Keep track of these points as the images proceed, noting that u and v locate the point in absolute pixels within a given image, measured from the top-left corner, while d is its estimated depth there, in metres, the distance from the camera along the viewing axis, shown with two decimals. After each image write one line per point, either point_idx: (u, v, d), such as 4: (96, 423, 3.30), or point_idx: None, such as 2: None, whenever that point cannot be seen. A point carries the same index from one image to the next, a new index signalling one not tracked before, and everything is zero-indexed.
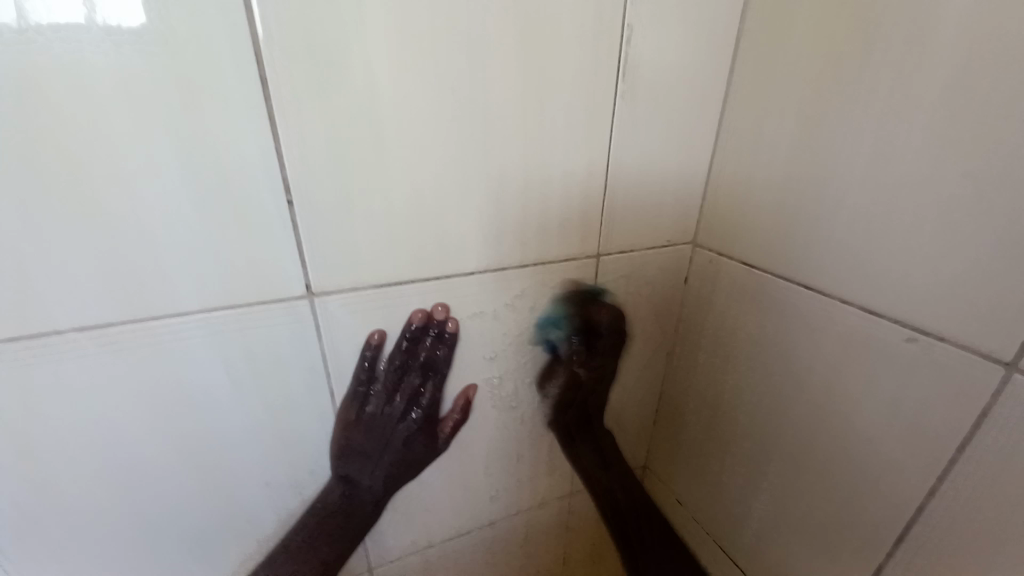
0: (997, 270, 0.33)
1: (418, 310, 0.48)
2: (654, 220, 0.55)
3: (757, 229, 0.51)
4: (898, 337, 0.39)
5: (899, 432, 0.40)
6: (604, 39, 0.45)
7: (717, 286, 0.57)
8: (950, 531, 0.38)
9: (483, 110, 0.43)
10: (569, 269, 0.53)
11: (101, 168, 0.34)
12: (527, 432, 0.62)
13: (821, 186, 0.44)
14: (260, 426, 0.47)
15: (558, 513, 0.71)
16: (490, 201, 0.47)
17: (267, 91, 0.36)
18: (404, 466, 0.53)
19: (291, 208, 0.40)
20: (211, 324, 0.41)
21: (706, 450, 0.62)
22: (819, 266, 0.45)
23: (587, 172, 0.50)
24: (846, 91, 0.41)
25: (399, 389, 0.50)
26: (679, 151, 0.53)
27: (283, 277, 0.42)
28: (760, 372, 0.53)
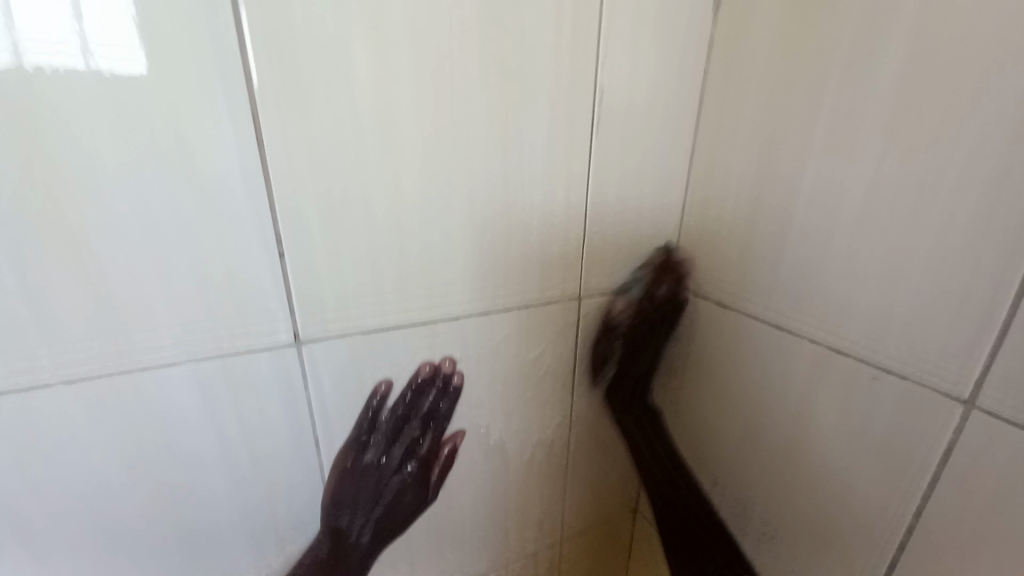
0: (948, 308, 0.36)
1: (426, 361, 0.50)
2: (630, 263, 0.58)
3: (730, 270, 0.54)
4: (865, 372, 0.43)
5: (872, 464, 0.43)
6: (578, 96, 0.49)
7: (694, 327, 0.59)
8: (930, 555, 0.40)
9: (467, 162, 0.46)
10: (552, 310, 0.55)
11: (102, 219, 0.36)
12: (514, 476, 0.61)
13: (786, 229, 0.48)
14: (241, 474, 0.46)
15: (546, 564, 0.69)
16: (474, 246, 0.49)
17: (264, 146, 0.39)
18: (393, 518, 0.53)
19: (282, 257, 0.41)
20: (197, 371, 0.41)
21: (690, 492, 0.62)
22: (790, 305, 0.48)
23: (565, 218, 0.52)
24: (800, 144, 0.45)
25: (399, 440, 0.51)
26: (652, 197, 0.56)
27: (271, 324, 0.43)
28: (740, 410, 0.55)
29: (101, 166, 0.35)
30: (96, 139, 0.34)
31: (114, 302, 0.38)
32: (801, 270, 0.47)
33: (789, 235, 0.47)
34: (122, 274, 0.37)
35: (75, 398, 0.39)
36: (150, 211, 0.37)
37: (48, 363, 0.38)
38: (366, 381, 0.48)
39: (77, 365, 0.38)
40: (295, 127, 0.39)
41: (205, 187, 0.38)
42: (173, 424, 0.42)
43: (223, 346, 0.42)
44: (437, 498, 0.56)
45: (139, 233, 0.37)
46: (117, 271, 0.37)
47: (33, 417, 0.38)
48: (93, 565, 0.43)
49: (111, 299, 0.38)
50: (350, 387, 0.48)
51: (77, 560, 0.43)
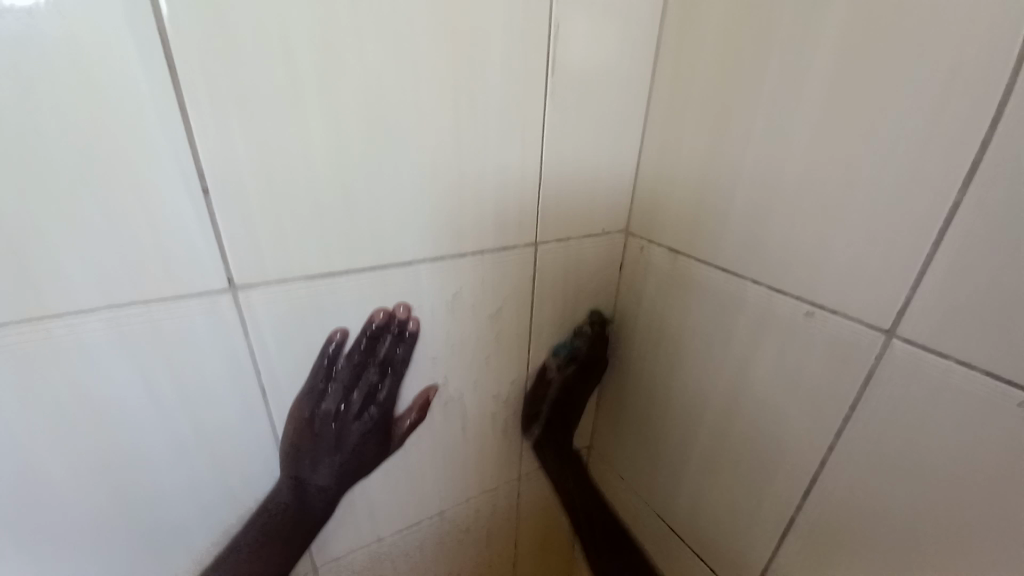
0: (878, 246, 0.37)
1: (380, 308, 0.49)
2: (586, 213, 0.57)
3: (681, 218, 0.54)
4: (800, 310, 0.44)
5: (803, 398, 0.45)
6: (531, 30, 0.45)
7: (645, 273, 0.60)
8: (845, 479, 0.43)
9: (411, 96, 0.42)
10: (507, 260, 0.54)
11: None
12: (471, 424, 0.61)
13: (734, 177, 0.47)
14: (183, 434, 0.44)
15: (505, 504, 0.72)
16: (422, 190, 0.46)
17: (170, 67, 0.34)
18: (356, 465, 0.53)
19: (205, 195, 0.37)
20: (121, 321, 0.38)
21: (642, 431, 0.65)
22: (734, 250, 0.48)
23: (520, 164, 0.50)
24: (751, 88, 0.45)
25: (357, 387, 0.50)
26: (609, 144, 0.55)
27: (200, 271, 0.39)
28: (687, 353, 0.56)
29: None
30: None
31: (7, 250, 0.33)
32: (745, 217, 0.47)
33: (737, 182, 0.47)
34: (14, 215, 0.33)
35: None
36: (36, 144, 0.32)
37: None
38: (314, 332, 0.46)
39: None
40: (203, 44, 0.34)
41: (108, 114, 0.33)
42: (98, 380, 0.39)
43: (145, 296, 0.38)
44: (406, 445, 0.57)
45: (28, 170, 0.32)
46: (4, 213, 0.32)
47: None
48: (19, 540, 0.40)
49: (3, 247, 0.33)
50: (294, 338, 0.45)
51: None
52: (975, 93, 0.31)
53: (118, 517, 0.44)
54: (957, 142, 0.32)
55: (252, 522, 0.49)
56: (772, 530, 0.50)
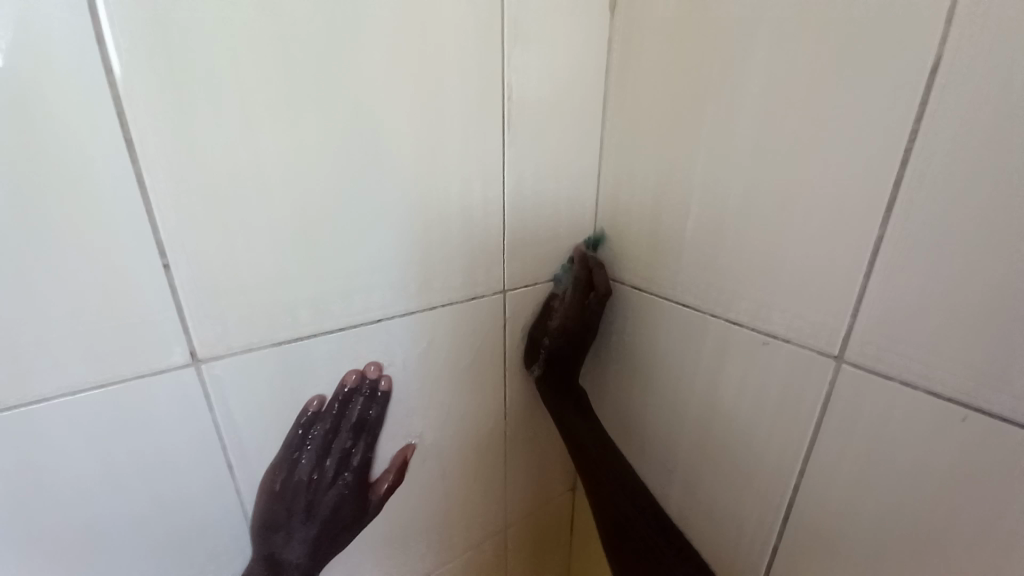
0: (821, 276, 0.40)
1: (352, 369, 0.48)
2: (551, 255, 0.59)
3: (640, 258, 0.57)
4: (757, 339, 0.46)
5: (771, 422, 0.46)
6: (487, 95, 0.49)
7: (611, 311, 0.62)
8: (818, 498, 0.44)
9: (375, 159, 0.44)
10: (478, 307, 0.55)
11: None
12: (451, 475, 0.60)
13: (684, 217, 0.51)
14: (145, 520, 0.41)
15: (493, 555, 0.70)
16: (391, 246, 0.47)
17: (129, 145, 0.34)
18: (332, 535, 0.50)
19: (168, 269, 0.37)
20: (76, 405, 0.36)
21: (623, 470, 0.65)
22: (691, 285, 0.51)
23: (486, 216, 0.53)
24: (691, 136, 0.48)
25: (330, 453, 0.48)
26: (568, 191, 0.58)
27: (159, 345, 0.38)
28: (659, 387, 0.57)
29: None
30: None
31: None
32: (699, 253, 0.50)
33: (688, 222, 0.50)
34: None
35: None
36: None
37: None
38: (283, 397, 0.45)
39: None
40: (166, 120, 0.35)
41: (62, 195, 0.33)
42: (50, 471, 0.37)
43: (103, 376, 0.37)
44: (386, 508, 0.55)
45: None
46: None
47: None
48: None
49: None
50: (261, 405, 0.44)
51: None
52: (883, 138, 0.35)
53: None
54: (873, 181, 0.36)
55: None
56: (757, 556, 0.50)
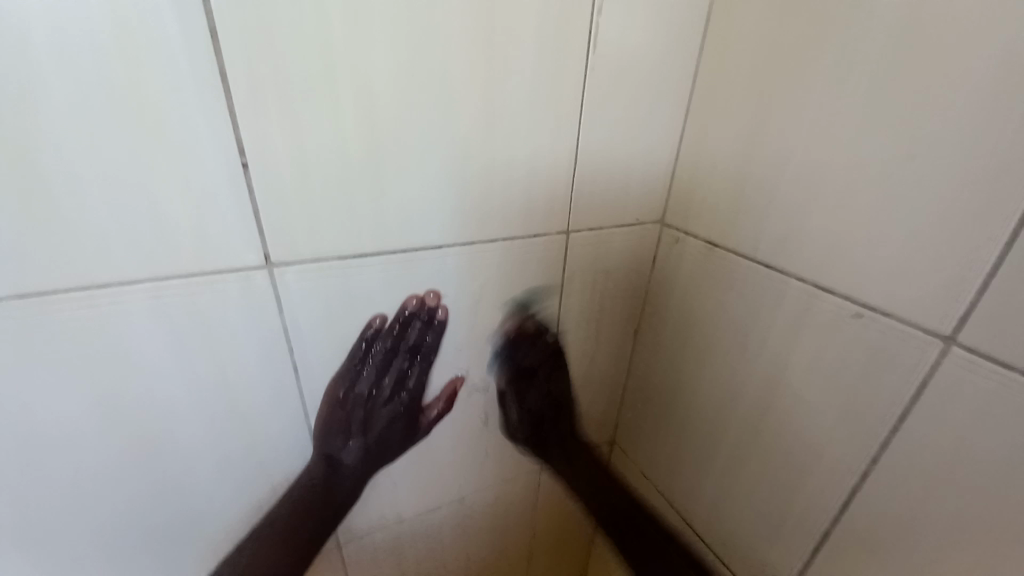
0: (940, 245, 0.34)
1: (411, 295, 0.49)
2: (618, 205, 0.55)
3: (719, 212, 0.52)
4: (847, 311, 0.41)
5: (843, 404, 0.42)
6: (571, 17, 0.44)
7: (677, 266, 0.58)
8: (884, 490, 0.40)
9: (445, 78, 0.42)
10: (537, 249, 0.53)
11: (26, 127, 0.32)
12: (491, 411, 0.61)
13: (781, 167, 0.44)
14: (216, 407, 0.45)
15: (525, 493, 0.72)
16: (455, 175, 0.46)
17: (213, 47, 0.34)
18: (383, 447, 0.54)
19: (245, 172, 0.38)
20: (162, 293, 0.40)
21: (667, 433, 0.63)
22: (776, 245, 0.46)
23: (554, 154, 0.50)
24: (801, 73, 0.42)
25: (388, 372, 0.51)
26: (645, 134, 0.53)
27: (234, 246, 0.40)
28: (719, 352, 0.54)
29: (27, 68, 0.31)
30: (3, 27, 0.30)
31: (48, 223, 0.35)
32: (791, 210, 0.44)
33: (783, 173, 0.44)
34: (63, 190, 0.34)
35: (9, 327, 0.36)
36: (78, 118, 0.33)
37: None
38: (343, 313, 0.47)
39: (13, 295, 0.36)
40: (247, 24, 0.35)
41: (153, 94, 0.34)
42: (138, 352, 0.41)
43: (186, 271, 0.39)
44: (432, 433, 0.58)
45: (74, 143, 0.33)
46: (48, 185, 0.34)
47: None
48: (64, 497, 0.42)
49: (44, 220, 0.35)
50: (323, 316, 0.46)
51: (34, 499, 0.41)
52: None
53: (154, 483, 0.45)
54: None
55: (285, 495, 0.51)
56: (801, 540, 0.48)
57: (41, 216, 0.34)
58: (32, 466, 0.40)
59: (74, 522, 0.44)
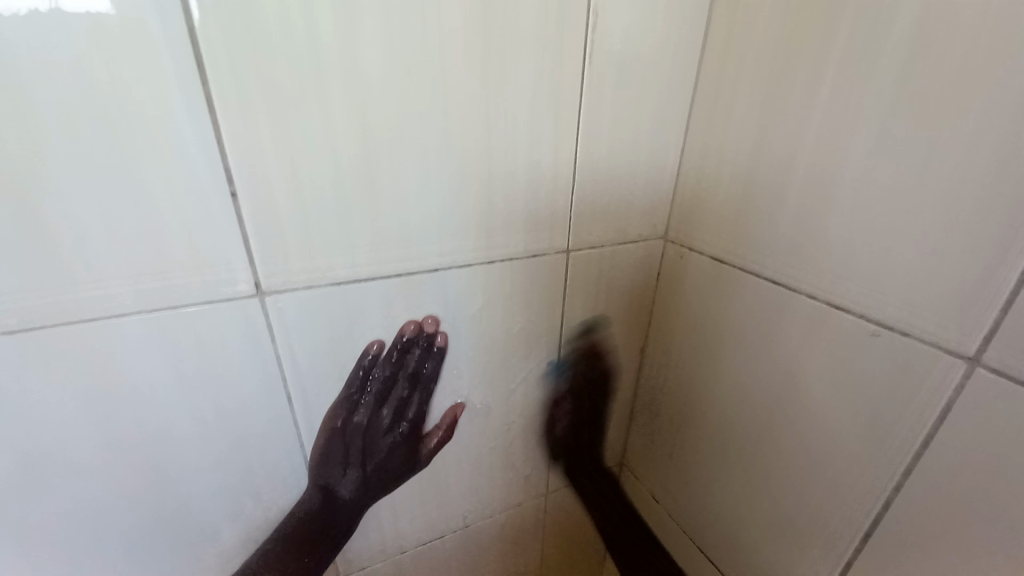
0: (958, 260, 0.33)
1: (411, 320, 0.48)
2: (619, 223, 0.54)
3: (725, 226, 0.50)
4: (864, 330, 0.39)
5: (863, 428, 0.40)
6: (567, 36, 0.44)
7: (683, 283, 0.56)
8: (910, 519, 0.38)
9: (440, 100, 0.41)
10: (537, 269, 0.52)
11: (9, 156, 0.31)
12: (495, 435, 0.59)
13: (788, 179, 0.43)
14: (211, 437, 0.44)
15: (530, 519, 0.70)
16: (451, 195, 0.45)
17: (202, 74, 0.34)
18: (383, 477, 0.53)
19: (235, 197, 0.38)
20: (153, 323, 0.39)
21: (677, 456, 0.61)
22: (784, 260, 0.44)
23: (552, 173, 0.49)
24: (807, 81, 0.41)
25: (388, 400, 0.50)
26: (645, 150, 0.52)
27: (226, 273, 0.39)
28: (729, 373, 0.52)
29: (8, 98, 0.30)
30: None
31: (34, 253, 0.34)
32: (801, 223, 0.43)
33: (790, 187, 0.43)
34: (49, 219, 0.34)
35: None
36: (64, 147, 0.32)
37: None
38: (340, 339, 0.46)
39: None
40: (237, 50, 0.34)
41: (143, 122, 0.33)
42: (129, 382, 0.40)
43: (177, 299, 0.39)
44: (433, 461, 0.56)
45: (60, 172, 0.33)
46: (34, 214, 0.33)
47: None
48: (54, 532, 0.41)
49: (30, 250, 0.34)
50: (319, 342, 0.45)
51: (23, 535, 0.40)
52: None
53: (146, 515, 0.44)
54: None
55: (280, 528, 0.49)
56: (822, 572, 0.45)
57: (26, 246, 0.34)
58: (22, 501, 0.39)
59: (64, 558, 0.42)
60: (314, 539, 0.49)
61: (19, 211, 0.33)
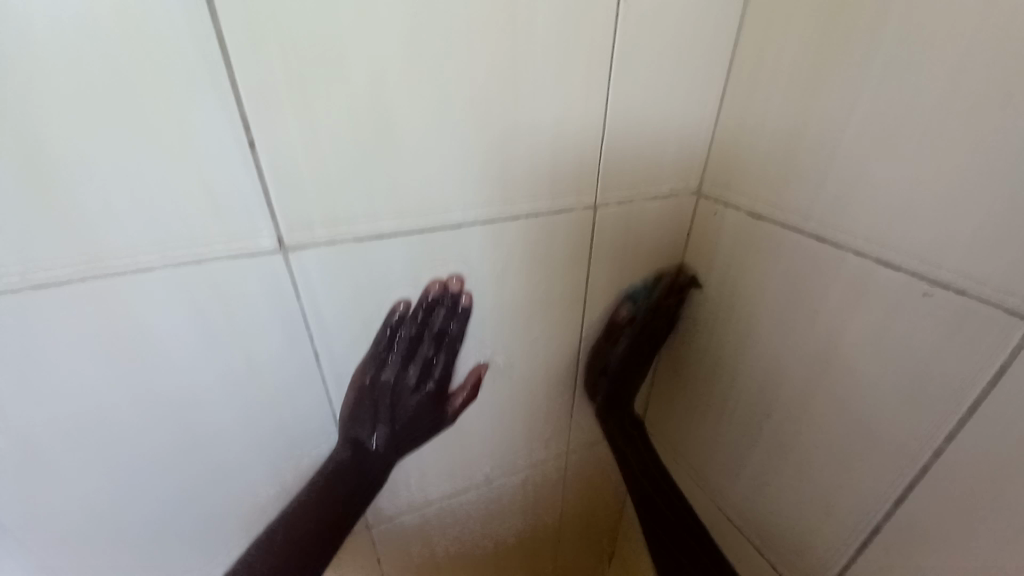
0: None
1: (435, 280, 0.47)
2: (650, 180, 0.52)
3: (764, 181, 0.47)
4: (914, 289, 0.37)
5: (905, 391, 0.38)
6: None
7: (715, 242, 0.54)
8: (949, 482, 0.37)
9: (466, 45, 0.39)
10: (562, 228, 0.50)
11: (23, 104, 0.31)
12: (519, 393, 0.60)
13: (840, 128, 0.40)
14: (240, 392, 0.45)
15: (551, 476, 0.71)
16: (476, 148, 0.43)
17: (219, 17, 0.32)
18: (410, 434, 0.54)
19: (254, 148, 0.36)
20: (178, 279, 0.38)
21: (701, 417, 0.61)
22: (829, 215, 0.42)
23: (580, 126, 0.46)
24: (865, 18, 0.37)
25: (413, 360, 0.50)
26: (680, 101, 0.49)
27: (248, 228, 0.39)
28: (761, 335, 0.50)
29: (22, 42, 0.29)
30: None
31: (57, 207, 0.34)
32: (850, 176, 0.40)
33: (842, 136, 0.40)
34: (69, 172, 0.33)
35: (28, 311, 0.36)
36: (78, 95, 0.31)
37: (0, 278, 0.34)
38: (364, 298, 0.45)
39: (28, 279, 0.35)
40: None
41: (158, 69, 0.32)
42: (158, 338, 0.40)
43: (199, 254, 0.38)
44: (458, 419, 0.57)
45: (77, 123, 0.32)
46: (54, 167, 0.33)
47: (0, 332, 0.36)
48: (99, 479, 0.43)
49: (52, 203, 0.33)
50: (344, 300, 0.45)
51: (71, 479, 0.42)
52: None
53: (184, 465, 0.46)
54: None
55: (312, 481, 0.50)
56: (849, 532, 0.45)
57: (49, 200, 0.33)
58: (69, 447, 0.41)
59: (108, 503, 0.45)
60: (345, 491, 0.50)
61: (39, 164, 0.32)
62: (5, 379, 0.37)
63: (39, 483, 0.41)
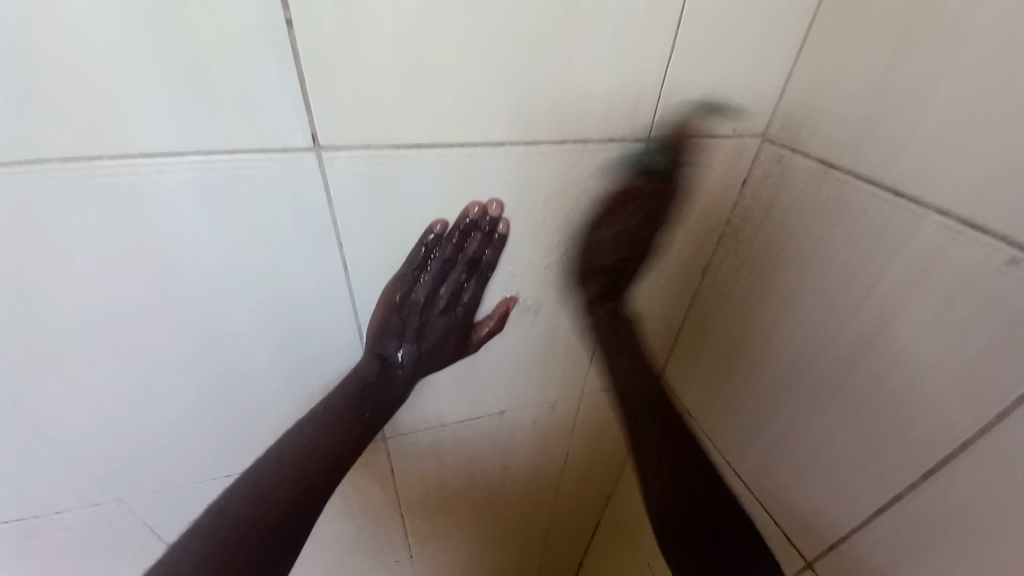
0: None
1: (475, 203, 0.46)
2: (713, 115, 0.47)
3: (844, 124, 0.42)
4: (1000, 256, 0.33)
5: (962, 364, 0.36)
6: None
7: (774, 191, 0.50)
8: (993, 463, 0.35)
9: None
10: (609, 160, 0.47)
11: None
12: (541, 333, 0.59)
13: (948, 64, 0.35)
14: (268, 297, 0.45)
15: (563, 417, 0.72)
16: (528, 54, 0.39)
17: None
18: (435, 356, 0.54)
19: (290, 28, 0.33)
20: (208, 169, 0.37)
21: (725, 376, 0.60)
22: (914, 166, 0.37)
23: (647, 41, 0.41)
24: None
25: (445, 283, 0.49)
26: (763, 21, 0.43)
27: (280, 121, 0.36)
28: (808, 294, 0.47)
29: None
30: None
31: (67, 70, 0.31)
32: (949, 123, 0.35)
33: (952, 71, 0.35)
34: (82, 34, 0.30)
35: (47, 188, 0.35)
36: None
37: (4, 142, 0.33)
38: (395, 211, 0.44)
39: (41, 149, 0.33)
40: None
41: None
42: (187, 230, 0.39)
43: (231, 145, 0.37)
44: (481, 349, 0.57)
45: None
46: (61, 24, 0.30)
47: (5, 202, 0.34)
48: (132, 366, 0.45)
49: (61, 66, 0.31)
50: (375, 210, 0.43)
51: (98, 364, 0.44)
52: None
53: (211, 361, 0.47)
54: None
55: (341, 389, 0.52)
56: (867, 500, 0.44)
57: (58, 62, 0.31)
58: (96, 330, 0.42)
59: (143, 391, 0.47)
60: None
61: (49, 21, 0.30)
62: (44, 262, 0.38)
63: (64, 361, 0.43)
